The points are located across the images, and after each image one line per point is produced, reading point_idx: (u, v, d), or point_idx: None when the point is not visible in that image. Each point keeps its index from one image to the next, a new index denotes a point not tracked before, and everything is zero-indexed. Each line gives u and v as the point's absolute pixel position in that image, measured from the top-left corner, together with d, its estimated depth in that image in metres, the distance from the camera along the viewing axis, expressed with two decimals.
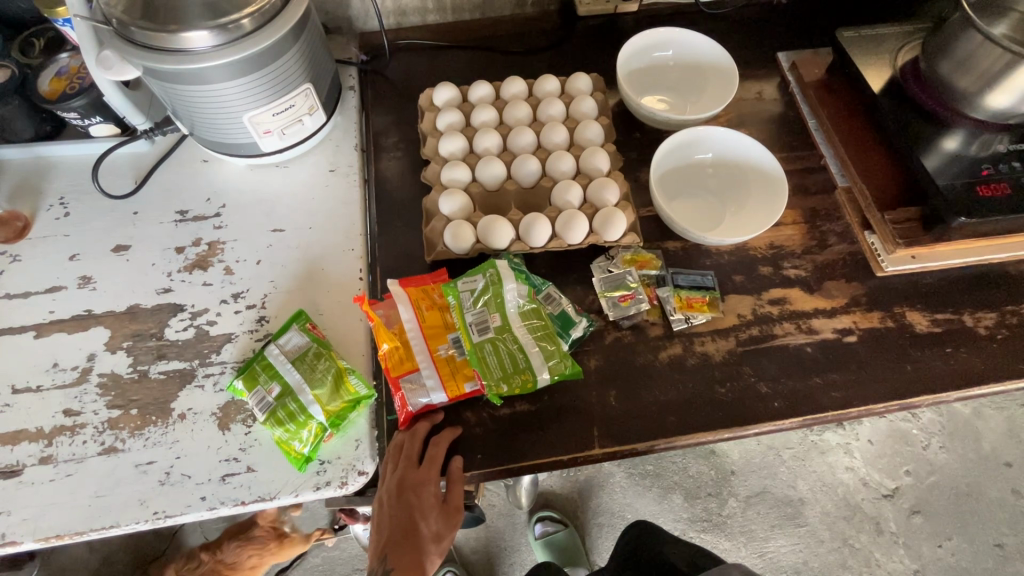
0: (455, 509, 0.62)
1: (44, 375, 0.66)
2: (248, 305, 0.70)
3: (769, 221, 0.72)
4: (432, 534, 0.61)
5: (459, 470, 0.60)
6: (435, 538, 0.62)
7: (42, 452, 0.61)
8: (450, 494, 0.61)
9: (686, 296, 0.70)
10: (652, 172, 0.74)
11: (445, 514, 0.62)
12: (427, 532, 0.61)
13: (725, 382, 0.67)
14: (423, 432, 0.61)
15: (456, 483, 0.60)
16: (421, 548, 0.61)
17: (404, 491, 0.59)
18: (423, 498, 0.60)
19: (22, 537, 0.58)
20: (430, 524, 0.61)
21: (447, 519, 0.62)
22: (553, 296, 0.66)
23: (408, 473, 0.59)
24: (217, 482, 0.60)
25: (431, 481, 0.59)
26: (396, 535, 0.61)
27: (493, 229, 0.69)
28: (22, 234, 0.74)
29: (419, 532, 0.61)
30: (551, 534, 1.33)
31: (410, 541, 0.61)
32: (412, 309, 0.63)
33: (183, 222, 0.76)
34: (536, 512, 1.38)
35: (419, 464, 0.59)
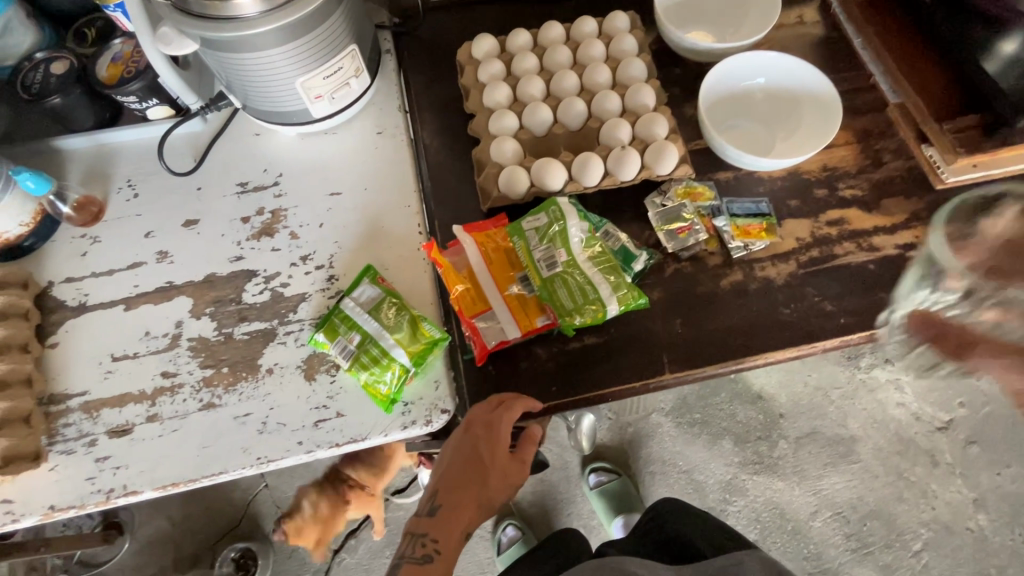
0: (515, 470, 0.63)
1: (139, 343, 0.70)
2: (317, 266, 0.73)
3: (822, 143, 0.72)
4: (487, 491, 0.61)
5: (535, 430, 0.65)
6: (487, 499, 0.62)
7: (148, 412, 0.66)
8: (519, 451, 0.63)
9: (743, 224, 0.71)
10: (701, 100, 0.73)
11: (506, 471, 0.62)
12: (482, 490, 0.61)
13: (790, 303, 0.67)
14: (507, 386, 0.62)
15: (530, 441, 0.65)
16: (473, 506, 0.61)
17: (475, 439, 0.60)
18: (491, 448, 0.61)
19: (142, 487, 0.63)
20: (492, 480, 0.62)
21: (504, 477, 0.63)
22: (612, 232, 0.68)
23: (482, 419, 0.60)
24: (311, 427, 0.64)
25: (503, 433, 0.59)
26: (452, 483, 0.61)
27: (547, 171, 0.70)
28: (97, 218, 0.78)
29: (478, 483, 0.61)
30: (606, 484, 1.37)
31: (464, 493, 0.61)
32: (479, 253, 0.64)
33: (245, 193, 0.79)
34: (589, 463, 1.42)
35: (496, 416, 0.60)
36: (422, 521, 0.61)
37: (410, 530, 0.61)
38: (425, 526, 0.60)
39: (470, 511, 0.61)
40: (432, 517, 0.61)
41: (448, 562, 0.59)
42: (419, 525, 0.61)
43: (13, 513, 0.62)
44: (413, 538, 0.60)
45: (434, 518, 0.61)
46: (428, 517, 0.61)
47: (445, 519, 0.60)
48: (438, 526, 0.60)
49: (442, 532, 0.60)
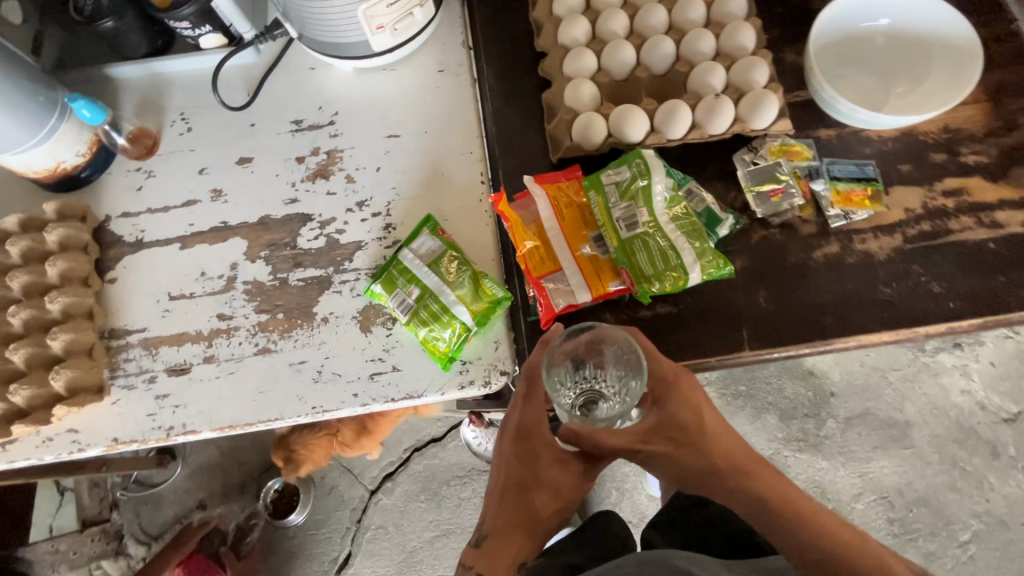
0: (569, 487, 0.56)
1: (195, 283, 0.69)
2: (373, 213, 0.70)
3: (950, 103, 0.62)
4: (530, 514, 0.56)
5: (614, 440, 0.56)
6: (536, 521, 0.56)
7: (205, 352, 0.66)
8: (568, 464, 0.56)
9: (845, 190, 0.63)
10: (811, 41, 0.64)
11: (554, 489, 0.56)
12: (524, 512, 0.56)
13: (891, 281, 0.60)
14: (538, 366, 0.56)
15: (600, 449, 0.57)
16: (519, 531, 0.55)
17: (511, 456, 0.57)
18: (531, 463, 0.56)
19: (200, 427, 0.63)
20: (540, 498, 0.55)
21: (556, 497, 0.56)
22: (696, 192, 0.61)
23: (523, 427, 0.56)
24: (367, 380, 0.62)
25: (542, 440, 0.56)
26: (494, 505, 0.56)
27: (628, 118, 0.63)
28: (152, 151, 0.76)
29: (519, 506, 0.56)
30: None
31: (507, 518, 0.56)
32: (550, 208, 0.59)
33: (299, 131, 0.75)
34: None
35: (535, 418, 0.56)
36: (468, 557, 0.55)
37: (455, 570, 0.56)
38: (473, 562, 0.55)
39: (518, 539, 0.55)
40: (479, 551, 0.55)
41: None
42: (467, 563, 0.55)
43: (79, 443, 0.64)
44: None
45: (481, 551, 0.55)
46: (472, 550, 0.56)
47: (491, 551, 0.55)
48: (485, 559, 0.54)
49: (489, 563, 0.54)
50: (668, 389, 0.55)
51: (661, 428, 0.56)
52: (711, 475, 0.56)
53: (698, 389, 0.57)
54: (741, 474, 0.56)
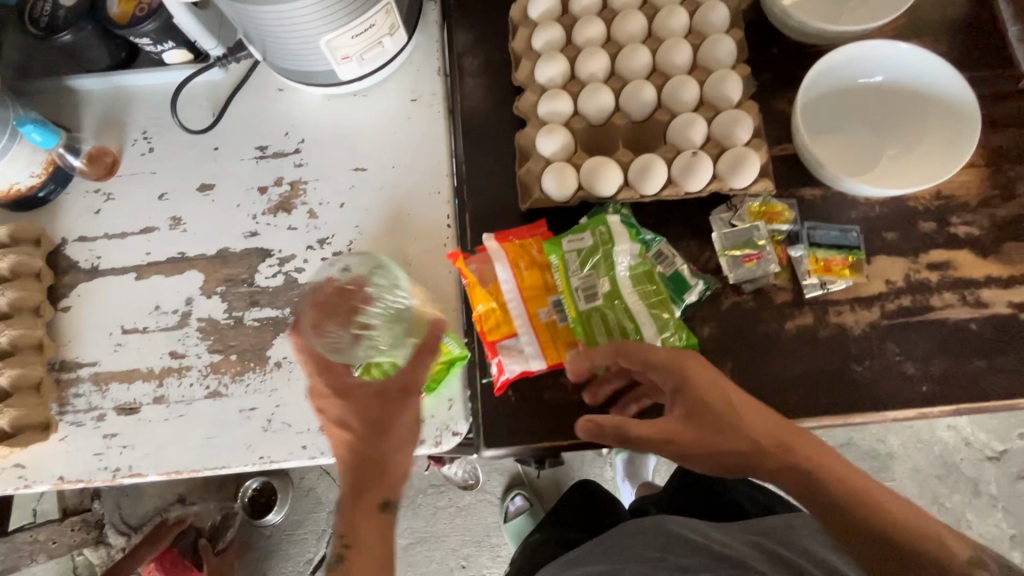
0: (409, 453, 0.51)
1: (150, 317, 0.67)
2: (334, 252, 0.67)
3: (939, 178, 0.58)
4: (384, 519, 0.49)
5: (418, 362, 0.51)
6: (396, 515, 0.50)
7: (155, 392, 0.64)
8: (399, 436, 0.50)
9: (824, 257, 0.60)
10: (802, 89, 0.60)
11: (396, 475, 0.50)
12: (381, 519, 0.49)
13: (864, 359, 0.58)
14: (306, 352, 0.51)
15: (401, 391, 0.51)
16: (386, 547, 0.49)
17: (348, 437, 0.51)
18: (363, 470, 0.49)
19: (147, 470, 0.62)
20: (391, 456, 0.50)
21: (403, 475, 0.51)
22: (666, 254, 0.59)
23: (348, 437, 0.51)
24: (317, 432, 0.61)
25: (363, 434, 0.50)
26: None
27: (600, 172, 0.60)
28: (112, 171, 0.73)
29: (372, 528, 0.48)
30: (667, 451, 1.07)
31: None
32: (510, 269, 0.56)
33: (263, 158, 0.72)
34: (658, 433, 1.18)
35: (353, 413, 0.50)
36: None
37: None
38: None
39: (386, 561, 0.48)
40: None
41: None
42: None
43: (25, 479, 0.63)
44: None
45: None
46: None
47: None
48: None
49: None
50: (677, 372, 0.48)
51: (688, 412, 0.47)
52: (759, 455, 0.46)
53: (709, 363, 0.49)
54: (786, 449, 0.46)
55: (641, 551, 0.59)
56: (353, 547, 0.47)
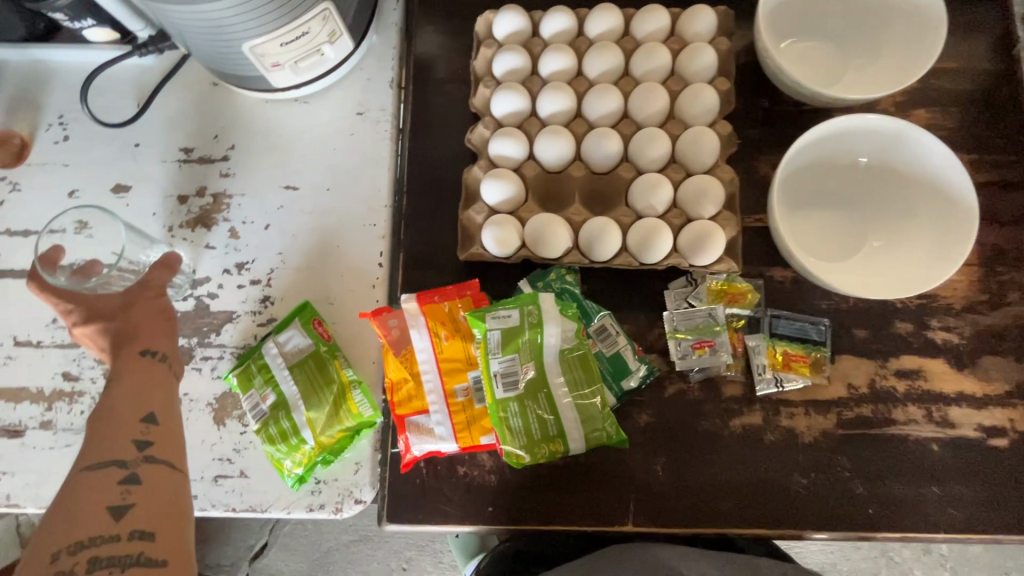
0: (169, 318, 0.53)
1: (45, 330, 0.61)
2: (252, 280, 0.61)
3: (925, 282, 0.51)
4: (153, 363, 0.50)
5: (150, 275, 0.53)
6: (166, 361, 0.51)
7: (43, 416, 0.59)
8: (146, 317, 0.52)
9: (784, 351, 0.54)
10: (783, 163, 0.53)
11: (154, 326, 0.51)
12: (143, 366, 0.49)
13: (810, 471, 0.53)
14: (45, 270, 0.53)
15: (139, 288, 0.53)
16: (157, 387, 0.49)
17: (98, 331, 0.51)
18: (119, 340, 0.50)
19: (26, 502, 0.57)
20: (144, 336, 0.51)
21: (168, 331, 0.52)
22: (608, 331, 0.53)
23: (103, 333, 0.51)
24: (210, 482, 0.56)
25: (113, 312, 0.51)
26: (115, 421, 0.45)
27: (546, 232, 0.53)
28: (21, 158, 0.66)
29: (127, 390, 0.47)
30: None
31: (136, 403, 0.47)
32: (428, 337, 0.50)
33: (187, 162, 0.65)
34: None
35: (86, 313, 0.51)
36: (134, 527, 0.40)
37: (98, 557, 0.38)
38: (154, 488, 0.43)
39: (161, 389, 0.49)
40: (152, 460, 0.44)
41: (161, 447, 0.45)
42: (129, 534, 0.39)
43: None
44: (143, 549, 0.39)
45: (156, 458, 0.44)
46: (142, 475, 0.43)
47: (161, 439, 0.45)
48: (164, 456, 0.45)
49: (170, 443, 0.46)
50: None
51: None
52: None
53: None
54: None
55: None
56: (115, 397, 0.47)
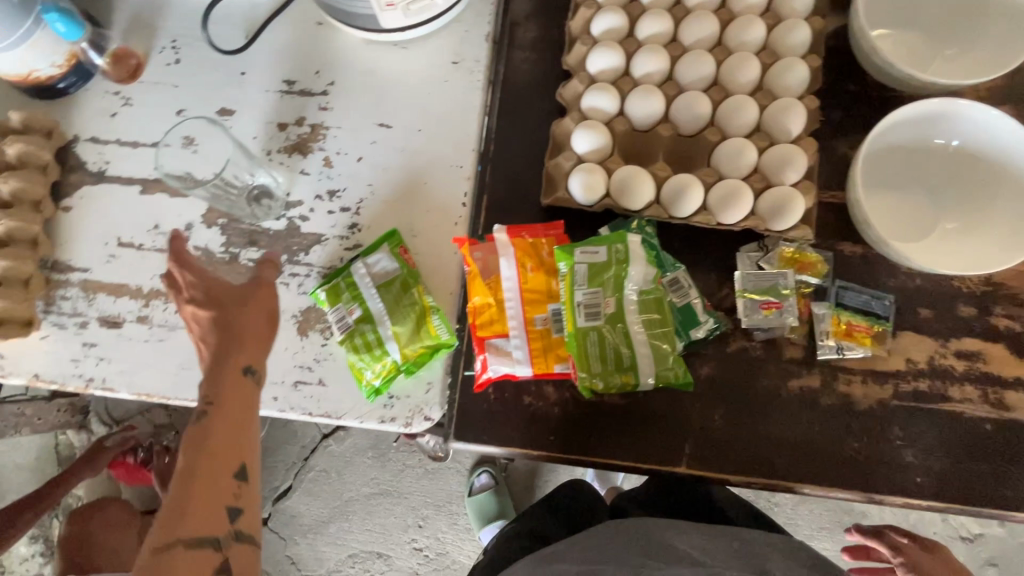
0: (270, 328, 0.50)
1: (147, 235, 0.66)
2: (342, 207, 0.65)
3: (996, 266, 0.53)
4: (248, 382, 0.46)
5: (262, 273, 0.51)
6: (258, 379, 0.47)
7: (140, 312, 0.63)
8: (253, 323, 0.48)
9: (848, 322, 0.56)
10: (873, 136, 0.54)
11: (257, 340, 0.48)
12: (242, 385, 0.46)
13: (863, 437, 0.55)
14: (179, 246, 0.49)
15: (253, 284, 0.51)
16: (244, 428, 0.45)
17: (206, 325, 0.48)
18: (225, 338, 0.47)
19: (119, 387, 0.62)
20: (241, 363, 0.46)
21: (267, 347, 0.49)
22: (681, 283, 0.55)
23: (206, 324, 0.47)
24: (290, 387, 0.60)
25: (225, 303, 0.48)
26: (208, 484, 0.41)
27: (632, 184, 0.55)
28: (135, 76, 0.70)
29: (225, 430, 0.44)
30: None
31: (227, 452, 0.43)
32: (515, 266, 0.53)
33: (289, 93, 0.69)
34: None
35: (203, 300, 0.48)
36: None
37: None
38: (241, 568, 0.41)
39: (251, 436, 0.45)
40: (241, 538, 0.42)
41: (250, 524, 0.43)
42: None
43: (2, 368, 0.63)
44: None
45: (244, 535, 0.42)
46: (232, 557, 0.41)
47: (249, 507, 0.43)
48: (251, 532, 0.42)
49: (257, 515, 0.43)
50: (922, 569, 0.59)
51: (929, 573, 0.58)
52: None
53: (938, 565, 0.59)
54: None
55: (625, 556, 0.55)
56: (213, 426, 0.43)
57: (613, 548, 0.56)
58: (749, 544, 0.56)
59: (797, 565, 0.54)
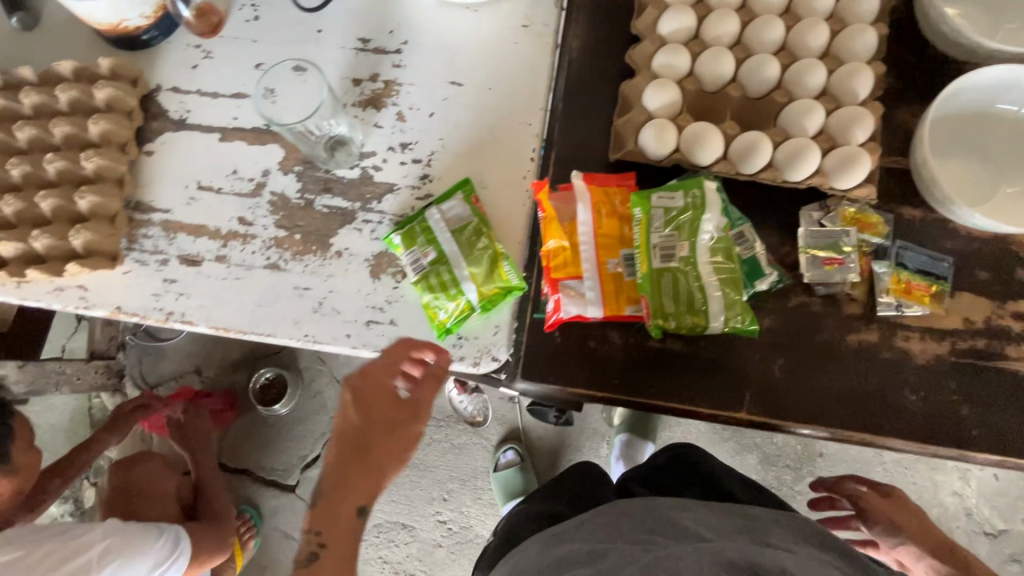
0: (401, 459, 0.49)
1: (225, 180, 0.69)
2: (414, 158, 0.67)
3: None
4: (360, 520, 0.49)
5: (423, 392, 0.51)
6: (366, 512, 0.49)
7: (218, 251, 0.66)
8: (388, 460, 0.49)
9: (908, 280, 0.58)
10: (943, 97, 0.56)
11: (389, 462, 0.49)
12: (357, 525, 0.48)
13: (920, 390, 0.56)
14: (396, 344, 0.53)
15: (411, 407, 0.50)
16: None
17: (362, 423, 0.50)
18: (367, 458, 0.49)
19: (198, 320, 0.64)
20: (381, 477, 0.49)
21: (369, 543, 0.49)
22: (747, 237, 0.57)
23: (347, 431, 0.49)
24: (362, 325, 0.62)
25: (383, 416, 0.50)
26: None
27: (703, 139, 0.58)
28: (215, 31, 0.73)
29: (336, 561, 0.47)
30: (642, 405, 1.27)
31: None
32: (591, 212, 0.56)
33: (363, 51, 0.71)
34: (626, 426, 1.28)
35: (368, 405, 0.50)
36: None
37: None
38: None
39: None
40: None
41: None
42: None
43: (85, 301, 0.66)
44: None
45: None
46: None
47: None
48: None
49: None
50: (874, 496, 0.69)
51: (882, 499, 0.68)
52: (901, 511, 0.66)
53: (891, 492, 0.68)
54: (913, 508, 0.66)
55: (632, 533, 0.54)
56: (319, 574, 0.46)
57: (621, 525, 0.55)
58: (755, 522, 0.55)
59: (804, 541, 0.53)
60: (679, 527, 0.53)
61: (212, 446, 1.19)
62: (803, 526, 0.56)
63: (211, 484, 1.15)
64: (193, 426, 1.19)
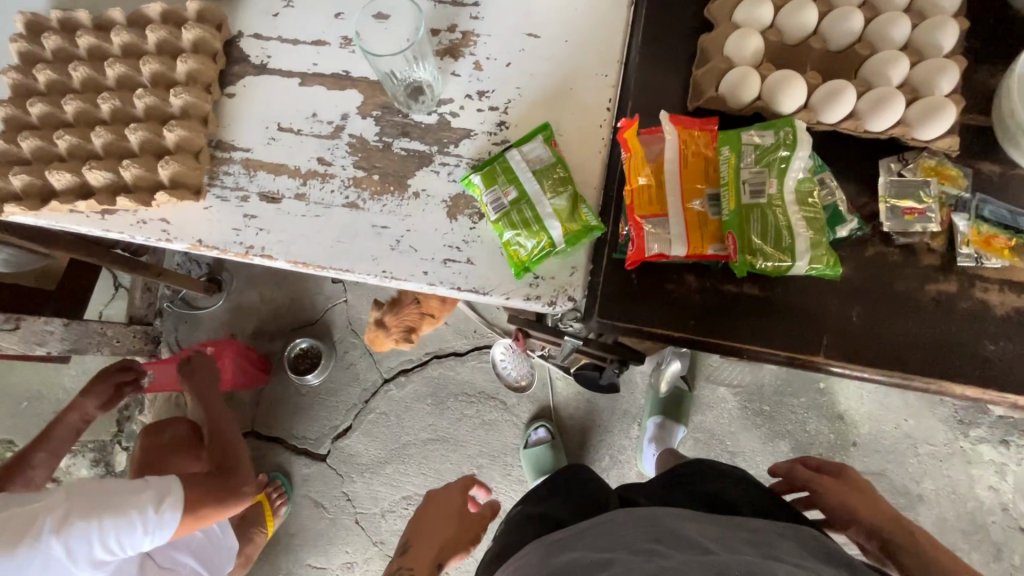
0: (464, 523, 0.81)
1: (305, 122, 0.70)
2: (491, 106, 0.69)
3: None
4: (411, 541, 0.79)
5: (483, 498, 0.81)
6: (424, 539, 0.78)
7: (298, 189, 0.68)
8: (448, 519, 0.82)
9: (988, 233, 0.58)
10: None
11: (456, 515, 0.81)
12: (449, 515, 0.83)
13: (998, 339, 0.57)
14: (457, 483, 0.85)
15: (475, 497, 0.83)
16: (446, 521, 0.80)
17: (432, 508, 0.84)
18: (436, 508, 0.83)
19: (277, 255, 0.66)
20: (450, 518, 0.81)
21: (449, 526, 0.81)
22: (828, 183, 0.58)
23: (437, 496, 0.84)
24: (439, 263, 0.64)
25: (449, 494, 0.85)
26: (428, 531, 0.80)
27: (787, 86, 0.59)
28: None
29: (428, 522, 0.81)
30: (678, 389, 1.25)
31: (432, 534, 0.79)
32: (678, 150, 0.57)
33: (442, 3, 0.72)
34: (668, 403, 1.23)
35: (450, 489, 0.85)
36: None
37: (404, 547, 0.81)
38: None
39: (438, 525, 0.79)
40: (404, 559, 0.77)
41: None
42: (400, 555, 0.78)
43: (167, 233, 0.67)
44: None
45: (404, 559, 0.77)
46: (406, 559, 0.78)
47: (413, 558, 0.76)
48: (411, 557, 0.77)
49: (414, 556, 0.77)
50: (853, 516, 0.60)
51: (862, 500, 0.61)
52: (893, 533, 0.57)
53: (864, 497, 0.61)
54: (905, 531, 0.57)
55: (633, 542, 0.49)
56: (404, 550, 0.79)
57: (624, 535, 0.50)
58: (757, 533, 0.51)
59: (814, 559, 0.48)
60: (685, 539, 0.49)
61: (218, 400, 0.91)
62: (808, 536, 0.52)
63: (229, 437, 0.86)
64: (198, 368, 0.94)
